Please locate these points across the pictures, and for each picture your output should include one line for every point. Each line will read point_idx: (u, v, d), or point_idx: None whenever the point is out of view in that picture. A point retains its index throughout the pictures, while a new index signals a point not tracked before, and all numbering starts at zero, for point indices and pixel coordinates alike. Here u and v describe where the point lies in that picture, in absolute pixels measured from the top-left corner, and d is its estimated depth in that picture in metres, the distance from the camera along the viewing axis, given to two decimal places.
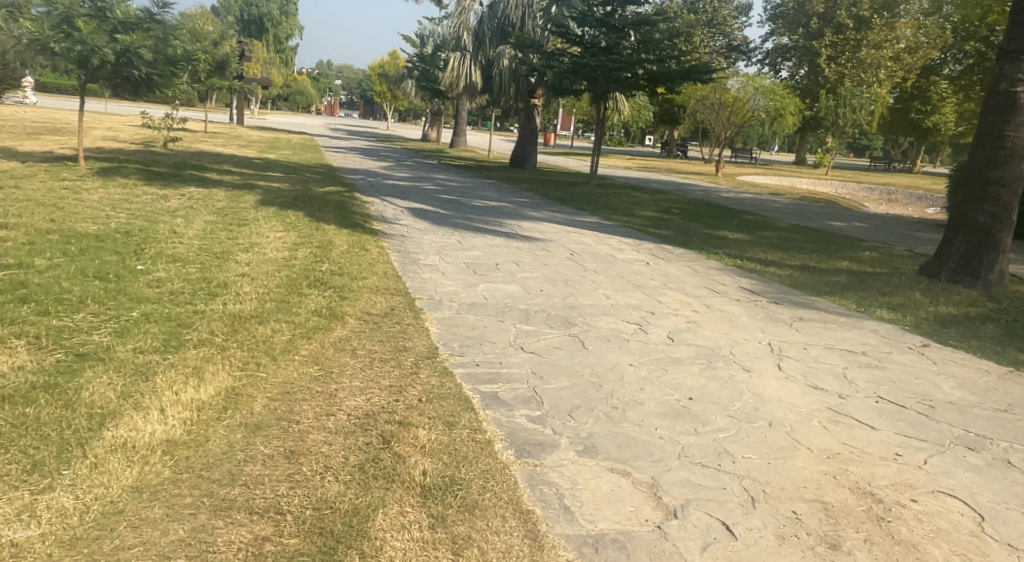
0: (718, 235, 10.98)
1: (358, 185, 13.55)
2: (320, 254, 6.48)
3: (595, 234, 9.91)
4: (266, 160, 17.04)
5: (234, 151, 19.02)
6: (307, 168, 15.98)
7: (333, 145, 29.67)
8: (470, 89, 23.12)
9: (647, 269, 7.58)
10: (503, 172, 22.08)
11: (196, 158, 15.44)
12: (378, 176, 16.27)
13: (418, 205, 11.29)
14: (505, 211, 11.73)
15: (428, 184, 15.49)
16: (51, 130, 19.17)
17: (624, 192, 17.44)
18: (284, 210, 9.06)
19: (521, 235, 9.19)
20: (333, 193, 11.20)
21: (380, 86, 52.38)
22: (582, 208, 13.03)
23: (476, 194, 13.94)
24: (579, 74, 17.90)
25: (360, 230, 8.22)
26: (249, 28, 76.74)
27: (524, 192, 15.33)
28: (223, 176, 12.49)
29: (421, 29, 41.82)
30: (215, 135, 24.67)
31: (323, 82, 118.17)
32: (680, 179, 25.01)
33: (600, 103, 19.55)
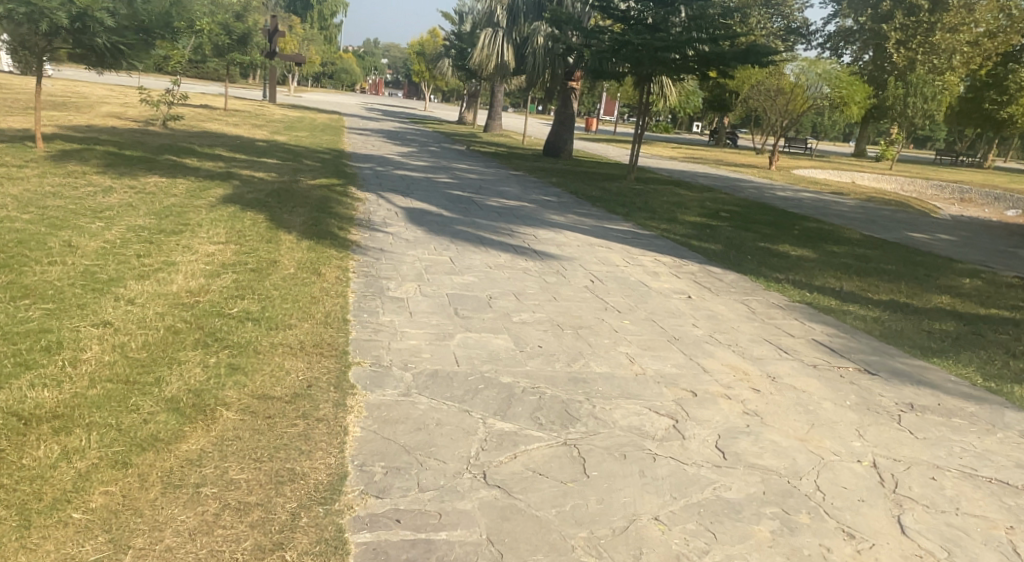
0: (776, 250, 9.15)
1: (361, 177, 12.00)
2: (246, 284, 4.86)
3: (624, 247, 8.20)
4: (272, 145, 15.67)
5: (243, 134, 17.72)
6: (313, 154, 14.57)
7: (361, 127, 28.39)
8: (501, 69, 21.36)
9: (687, 308, 5.83)
10: (534, 162, 20.34)
11: (193, 141, 14.16)
12: (391, 165, 14.72)
13: (420, 205, 9.68)
14: (523, 213, 10.08)
15: (445, 176, 13.87)
16: (52, 105, 18.11)
17: (664, 189, 15.62)
18: (244, 210, 7.56)
19: (532, 250, 7.51)
20: (320, 189, 9.66)
21: (419, 66, 50.89)
22: (614, 209, 11.30)
23: (494, 190, 12.29)
24: (620, 54, 15.95)
25: (327, 240, 6.62)
26: (294, 5, 75.73)
27: (551, 187, 13.64)
28: (208, 163, 11.13)
29: (460, 6, 39.96)
30: (233, 115, 23.46)
31: (368, 60, 117.17)
32: (731, 173, 22.88)
33: (643, 87, 17.59)
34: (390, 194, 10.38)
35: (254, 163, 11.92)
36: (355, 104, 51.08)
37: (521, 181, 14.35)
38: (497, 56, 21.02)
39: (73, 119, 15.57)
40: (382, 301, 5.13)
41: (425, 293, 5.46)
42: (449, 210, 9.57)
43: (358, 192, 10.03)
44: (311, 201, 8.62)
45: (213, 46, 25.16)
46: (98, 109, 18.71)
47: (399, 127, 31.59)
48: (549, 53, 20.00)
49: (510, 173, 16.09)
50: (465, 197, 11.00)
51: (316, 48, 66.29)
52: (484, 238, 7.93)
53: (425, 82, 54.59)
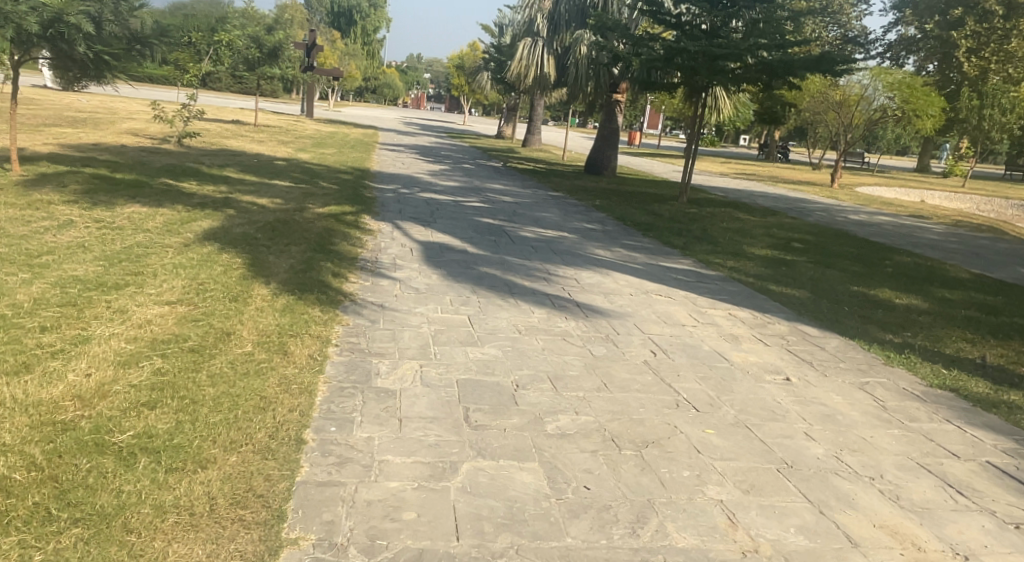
0: (874, 296, 7.45)
1: (379, 202, 10.66)
2: (169, 379, 3.44)
3: (687, 296, 6.63)
4: (291, 164, 14.54)
5: (264, 152, 16.71)
6: (333, 175, 13.36)
7: (395, 142, 27.30)
8: (541, 82, 19.94)
9: (789, 403, 4.21)
10: (575, 180, 18.83)
11: (204, 160, 13.09)
12: (418, 186, 13.38)
13: (442, 238, 8.25)
14: (563, 248, 8.57)
15: (476, 199, 12.46)
16: (70, 122, 17.33)
17: (721, 212, 13.95)
18: (221, 250, 6.22)
19: (575, 305, 5.98)
20: (325, 219, 8.32)
21: (458, 79, 50.02)
22: (668, 240, 9.72)
23: (530, 218, 10.81)
24: (672, 62, 14.33)
25: (311, 295, 5.20)
26: (338, 21, 75.94)
27: (594, 212, 12.13)
28: (208, 186, 9.96)
29: (500, 17, 38.82)
30: (261, 131, 22.61)
31: (410, 75, 117.48)
32: (791, 192, 21.01)
33: (697, 99, 15.93)
34: (409, 224, 9.00)
35: (261, 187, 10.73)
36: (393, 118, 50.41)
37: (562, 205, 12.88)
38: (536, 67, 19.60)
39: (84, 137, 14.65)
40: (363, 400, 3.63)
41: (428, 383, 3.96)
42: (475, 244, 8.12)
43: (371, 222, 8.67)
44: (308, 235, 7.28)
45: (243, 61, 24.44)
46: (118, 125, 17.95)
47: (434, 143, 30.48)
48: (592, 64, 18.51)
49: (548, 195, 14.63)
50: (496, 226, 9.54)
51: (356, 63, 66.18)
52: (514, 285, 6.43)
53: (464, 96, 53.67)
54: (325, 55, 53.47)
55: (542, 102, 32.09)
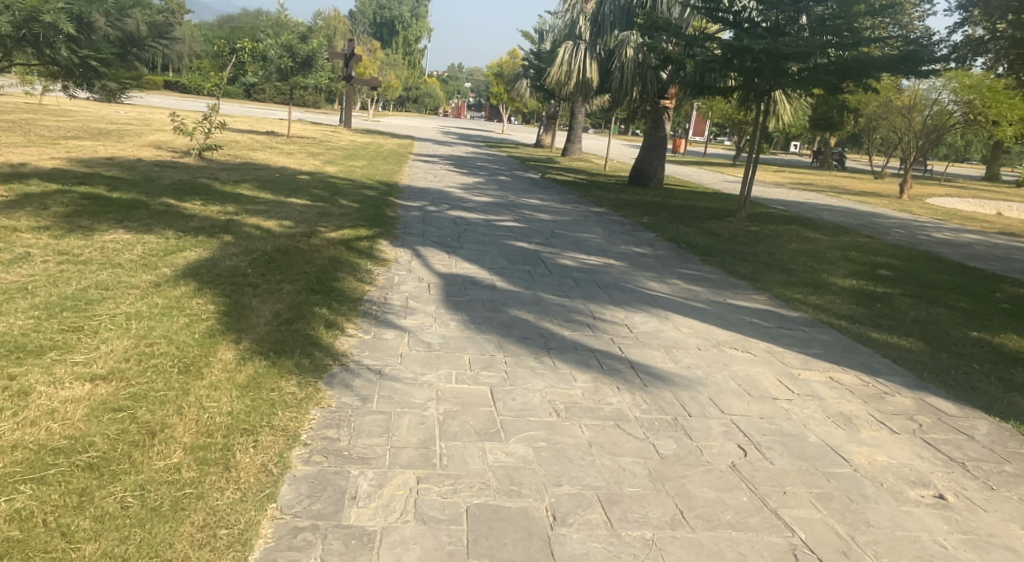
0: (1002, 347, 6.00)
1: (402, 223, 9.55)
2: (23, 538, 2.27)
3: (769, 351, 5.30)
4: (314, 178, 13.61)
5: (290, 165, 15.87)
6: (357, 191, 12.35)
7: (431, 153, 26.38)
8: (583, 89, 18.66)
9: (955, 547, 2.87)
10: (620, 194, 17.52)
11: (221, 175, 12.23)
12: (448, 203, 12.26)
13: (468, 271, 7.04)
14: (610, 280, 7.31)
15: (511, 217, 11.27)
16: (94, 136, 16.76)
17: (785, 231, 12.51)
18: (196, 291, 5.11)
19: (629, 367, 4.69)
20: (334, 247, 7.21)
21: (498, 87, 49.19)
22: (733, 268, 8.37)
23: (572, 240, 9.57)
24: (731, 64, 12.88)
25: (288, 360, 4.01)
26: (381, 31, 76.29)
27: (643, 233, 10.83)
28: (213, 206, 9.00)
29: (541, 23, 37.79)
30: (293, 143, 21.92)
31: (451, 84, 117.59)
32: (856, 205, 19.32)
33: (756, 105, 14.46)
34: (432, 252, 7.84)
35: (273, 207, 9.73)
36: (432, 128, 49.86)
37: (607, 224, 11.61)
38: (578, 73, 18.30)
39: (100, 150, 13.95)
40: (322, 555, 2.41)
41: (424, 515, 2.73)
42: (507, 278, 6.89)
43: (386, 250, 7.51)
44: (307, 269, 6.14)
45: (277, 70, 23.88)
46: (144, 136, 17.38)
47: (472, 153, 29.50)
48: (639, 68, 17.13)
49: (591, 211, 13.38)
50: (532, 252, 8.31)
51: (398, 72, 66.11)
52: (551, 336, 5.18)
53: (505, 105, 52.85)
54: (365, 64, 53.38)
55: (583, 110, 30.88)
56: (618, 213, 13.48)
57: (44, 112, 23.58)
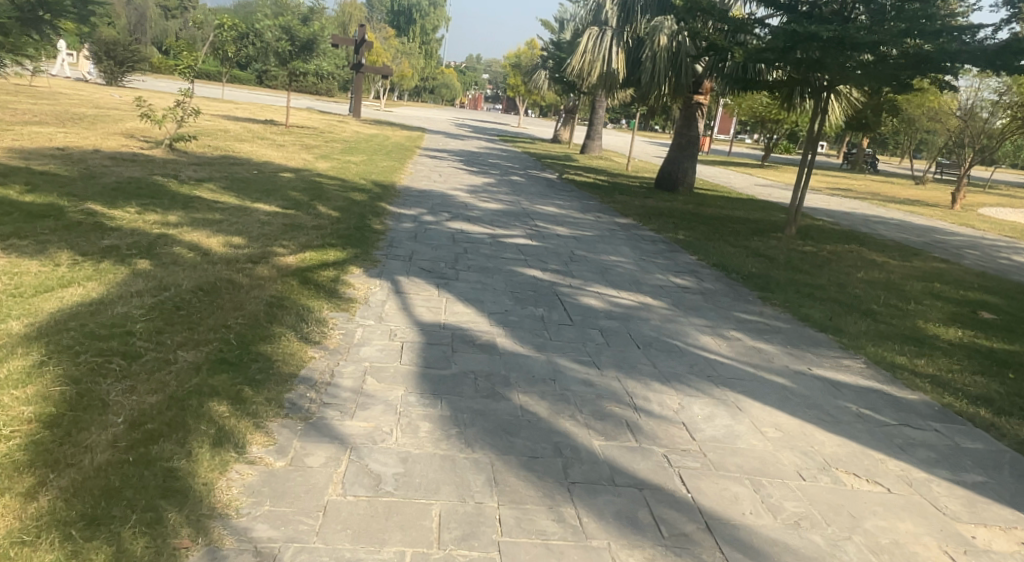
0: None
1: (386, 240, 7.80)
2: None
3: (910, 481, 3.45)
4: (297, 178, 11.94)
5: (276, 160, 14.21)
6: (342, 195, 10.63)
7: (440, 148, 24.59)
8: (607, 81, 16.75)
9: None
10: (646, 200, 15.64)
11: (185, 172, 10.57)
12: (449, 211, 10.51)
13: (457, 320, 5.23)
14: (649, 332, 5.49)
15: (522, 231, 9.50)
16: (62, 122, 15.16)
17: (844, 251, 10.66)
18: (31, 370, 3.39)
19: (703, 529, 2.85)
20: (282, 281, 5.45)
21: (515, 79, 47.37)
22: (803, 312, 6.55)
23: (594, 266, 7.79)
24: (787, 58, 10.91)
25: (102, 545, 2.25)
26: (398, 20, 74.81)
27: (679, 255, 9.04)
28: (152, 214, 7.33)
29: (561, 12, 35.88)
30: (289, 134, 20.27)
31: (468, 75, 115.35)
32: (909, 217, 17.31)
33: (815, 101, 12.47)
34: (415, 288, 6.05)
35: (230, 215, 8.03)
36: (445, 119, 48.07)
37: (634, 241, 9.82)
38: (603, 63, 16.41)
39: (57, 139, 12.30)
40: None
41: None
42: (509, 334, 5.07)
43: (352, 287, 5.71)
44: (228, 322, 4.37)
45: (275, 55, 22.23)
46: (120, 123, 15.79)
47: (485, 147, 27.68)
48: (673, 57, 15.22)
49: (615, 222, 11.59)
50: (545, 288, 6.50)
51: (414, 62, 64.50)
52: (574, 451, 3.36)
53: (521, 98, 51.00)
54: (379, 53, 51.72)
55: (604, 105, 29.00)
56: (647, 225, 11.67)
57: (27, 95, 22.08)
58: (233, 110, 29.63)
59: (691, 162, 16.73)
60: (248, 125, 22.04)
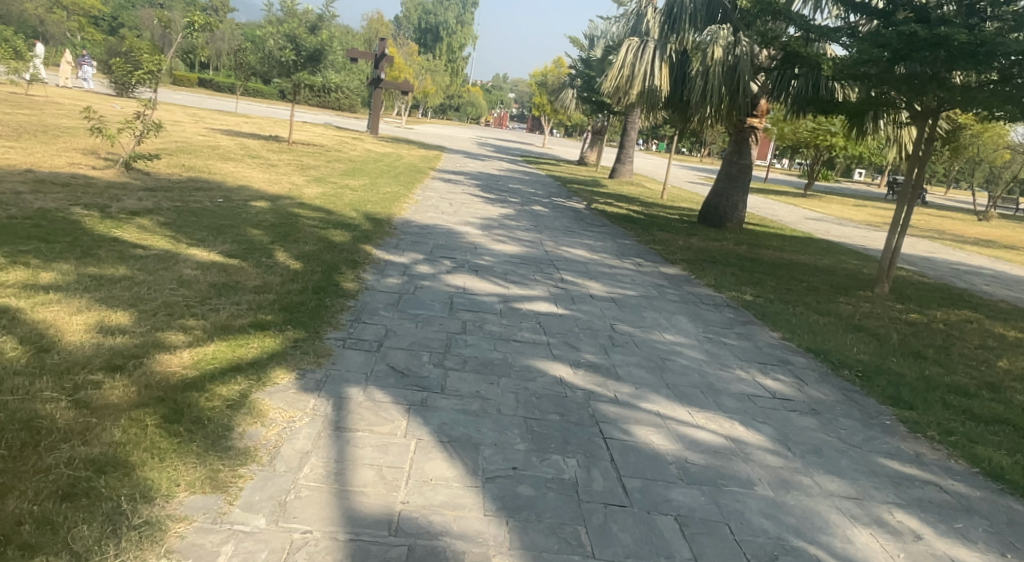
0: None
1: (352, 310, 5.58)
2: None
3: None
4: (270, 208, 9.83)
5: (257, 184, 12.18)
6: (318, 233, 8.49)
7: (458, 170, 22.52)
8: (649, 99, 14.50)
9: None
10: (690, 239, 13.35)
11: (125, 201, 8.52)
12: (451, 257, 8.31)
13: (425, 505, 2.93)
14: (762, 523, 3.18)
15: (543, 289, 7.25)
16: (20, 134, 13.31)
17: (961, 322, 8.24)
18: None
19: None
20: (125, 416, 3.20)
21: (541, 97, 45.50)
22: (984, 459, 4.20)
23: (645, 355, 5.48)
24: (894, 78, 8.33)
25: None
26: (425, 37, 73.86)
27: (754, 330, 6.72)
28: (16, 270, 5.18)
29: (591, 28, 33.88)
30: (289, 153, 18.34)
31: (494, 93, 114.02)
32: (999, 264, 14.75)
33: (919, 125, 9.93)
34: (369, 415, 3.73)
35: (141, 267, 5.85)
36: (467, 138, 46.19)
37: (690, 305, 7.52)
38: (645, 78, 14.17)
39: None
40: None
41: None
42: (516, 547, 2.76)
43: (256, 424, 3.41)
44: None
45: (278, 66, 20.40)
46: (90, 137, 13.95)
47: (507, 170, 25.59)
48: (731, 72, 12.90)
49: (659, 273, 9.33)
50: (579, 410, 4.20)
51: (439, 79, 63.14)
52: None
53: (548, 117, 49.03)
54: (402, 69, 50.20)
55: (637, 126, 26.83)
56: (701, 277, 9.38)
57: (10, 103, 20.41)
58: (240, 124, 27.93)
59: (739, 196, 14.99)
60: (247, 141, 20.17)
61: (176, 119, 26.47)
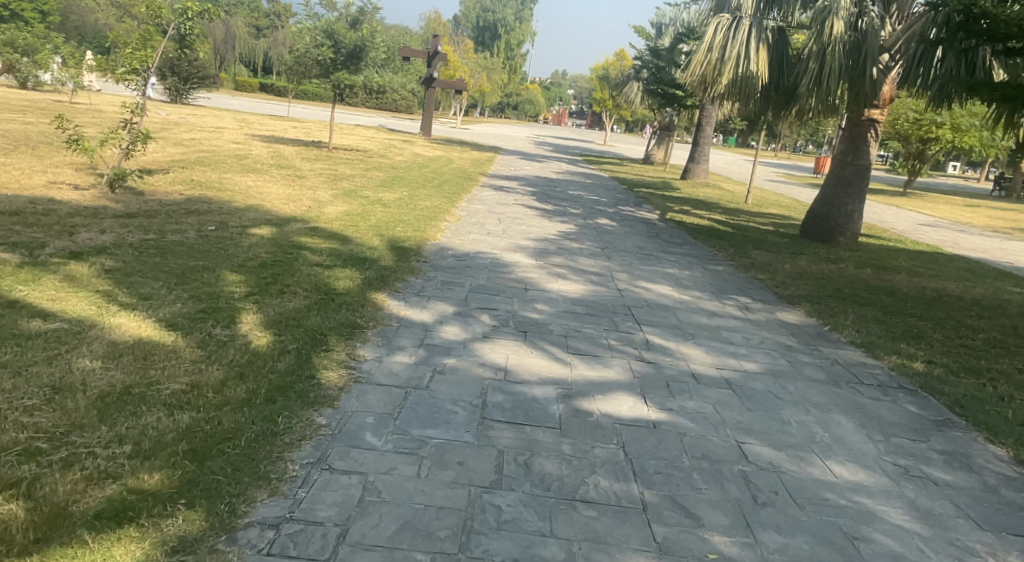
0: None
1: (317, 440, 3.41)
2: None
3: None
4: (269, 238, 7.86)
5: (270, 202, 10.29)
6: (318, 274, 6.46)
7: (513, 175, 20.42)
8: (744, 89, 12.10)
9: None
10: (796, 263, 10.89)
11: (79, 235, 6.66)
12: (492, 311, 6.15)
13: None
14: None
15: (622, 370, 5.01)
16: (16, 146, 11.77)
17: None
18: None
19: None
20: None
21: (602, 92, 43.04)
22: None
23: (812, 531, 3.18)
24: None
25: None
26: (483, 35, 72.22)
27: (962, 445, 4.36)
28: None
29: (658, 16, 31.22)
30: (325, 161, 16.52)
31: (553, 92, 111.97)
32: None
33: None
34: None
35: (7, 358, 3.81)
36: (525, 138, 44.00)
37: (837, 388, 5.16)
38: (739, 62, 11.75)
39: None
40: None
41: None
42: None
43: None
44: None
45: (317, 67, 18.56)
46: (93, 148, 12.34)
47: (568, 173, 23.32)
48: (855, 51, 10.38)
49: (774, 323, 6.95)
50: None
51: (496, 77, 61.40)
52: None
53: (609, 114, 46.45)
54: (457, 67, 48.48)
55: (713, 122, 24.12)
56: (831, 330, 6.96)
57: (39, 112, 19.25)
58: (285, 129, 26.54)
59: (857, 202, 12.95)
60: (283, 148, 18.47)
61: (217, 124, 25.13)
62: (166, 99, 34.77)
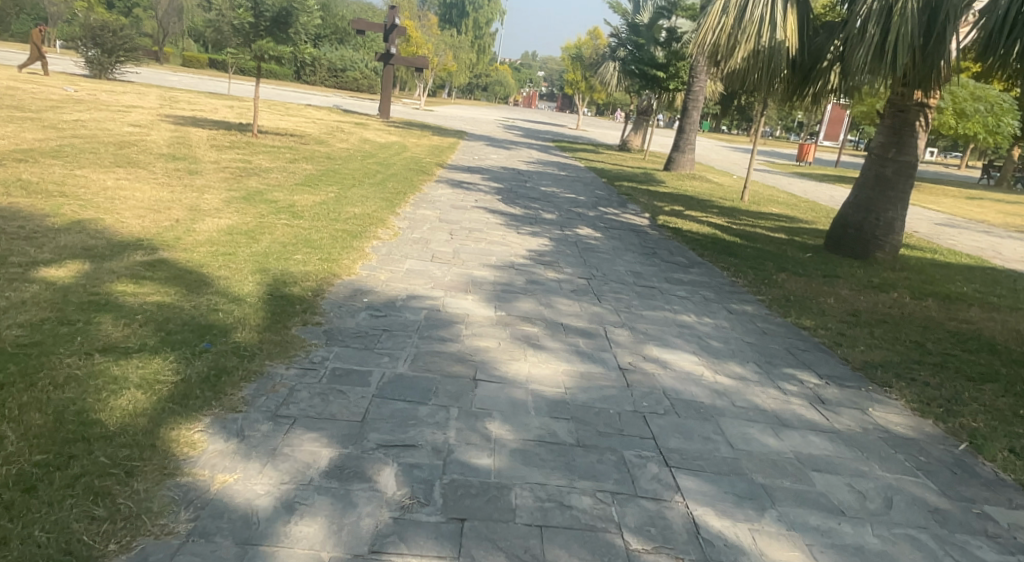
0: None
1: None
2: None
3: None
4: (57, 286, 4.86)
5: (119, 214, 7.27)
6: (83, 381, 3.55)
7: (475, 165, 17.50)
8: (767, 64, 9.54)
9: None
10: (838, 295, 8.29)
11: None
12: (404, 462, 3.28)
13: None
14: None
15: None
16: None
17: None
18: None
19: None
20: None
21: (575, 73, 40.10)
22: None
23: None
24: None
25: None
26: (450, 13, 68.43)
27: None
28: None
29: None
30: (241, 150, 13.41)
31: (523, 73, 108.78)
32: None
33: None
34: None
35: None
36: (492, 121, 40.97)
37: None
38: (762, 26, 9.31)
39: None
40: None
41: None
42: None
43: None
44: None
45: (235, 34, 15.23)
46: None
47: (538, 163, 20.47)
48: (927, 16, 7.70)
49: (880, 437, 4.25)
50: None
51: (463, 56, 57.92)
52: None
53: (582, 96, 43.62)
54: (420, 44, 45.07)
55: (701, 106, 21.40)
56: (968, 445, 4.30)
57: None
58: (215, 109, 23.12)
59: (898, 208, 10.28)
60: (195, 132, 15.25)
61: (133, 103, 21.66)
62: (88, 73, 30.75)
